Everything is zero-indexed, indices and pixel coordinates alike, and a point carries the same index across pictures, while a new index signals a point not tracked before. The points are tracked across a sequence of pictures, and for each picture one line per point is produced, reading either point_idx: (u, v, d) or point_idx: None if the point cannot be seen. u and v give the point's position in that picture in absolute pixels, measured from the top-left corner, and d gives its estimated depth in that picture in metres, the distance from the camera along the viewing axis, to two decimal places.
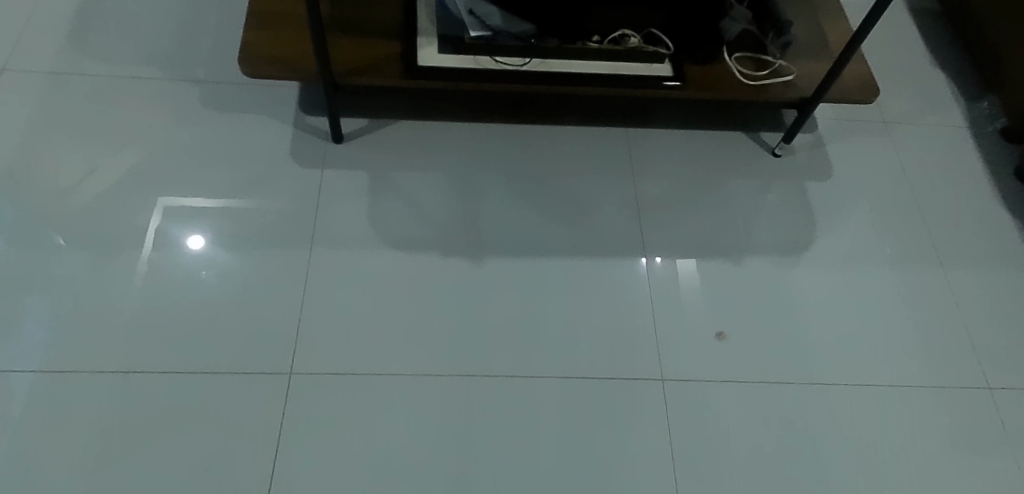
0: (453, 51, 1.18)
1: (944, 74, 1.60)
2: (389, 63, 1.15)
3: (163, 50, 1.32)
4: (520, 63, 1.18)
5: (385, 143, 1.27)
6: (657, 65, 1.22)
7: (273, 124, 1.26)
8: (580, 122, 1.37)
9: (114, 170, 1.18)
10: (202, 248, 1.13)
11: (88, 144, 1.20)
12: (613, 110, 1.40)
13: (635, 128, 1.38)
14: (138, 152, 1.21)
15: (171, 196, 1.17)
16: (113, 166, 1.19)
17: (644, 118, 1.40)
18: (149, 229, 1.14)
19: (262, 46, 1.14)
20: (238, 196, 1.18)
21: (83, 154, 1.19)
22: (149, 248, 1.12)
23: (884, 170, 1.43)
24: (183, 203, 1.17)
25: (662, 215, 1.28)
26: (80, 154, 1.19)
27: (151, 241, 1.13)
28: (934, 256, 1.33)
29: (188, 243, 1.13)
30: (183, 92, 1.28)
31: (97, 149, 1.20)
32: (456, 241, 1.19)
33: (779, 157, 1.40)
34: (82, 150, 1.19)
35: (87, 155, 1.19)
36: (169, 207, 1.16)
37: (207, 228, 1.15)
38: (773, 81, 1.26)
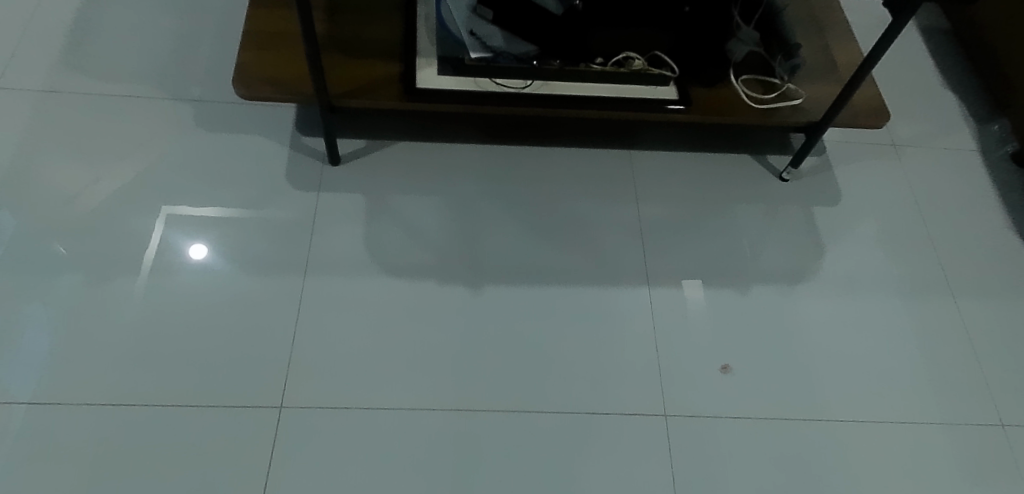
0: (453, 72, 1.15)
1: (954, 96, 1.57)
2: (388, 85, 1.13)
3: (157, 68, 1.29)
4: (521, 86, 1.16)
5: (383, 165, 1.25)
6: (663, 88, 1.20)
7: (268, 145, 1.24)
8: (568, 144, 1.34)
9: (119, 177, 1.17)
10: (205, 258, 1.12)
11: (86, 158, 1.18)
12: (598, 131, 1.37)
13: (620, 150, 1.35)
14: (141, 163, 1.19)
15: (174, 206, 1.16)
16: (115, 177, 1.17)
17: (629, 140, 1.37)
18: (152, 241, 1.12)
19: (258, 66, 1.11)
20: (240, 208, 1.17)
21: (88, 161, 1.18)
22: (150, 259, 1.10)
23: (893, 195, 1.39)
24: (184, 213, 1.15)
25: (665, 241, 1.25)
26: (80, 166, 1.17)
27: (152, 253, 1.11)
28: (945, 285, 1.29)
29: (190, 255, 1.11)
30: (178, 111, 1.25)
31: (95, 163, 1.18)
32: (453, 267, 1.16)
33: (786, 182, 1.36)
34: (86, 158, 1.18)
35: (92, 162, 1.18)
36: (171, 217, 1.15)
37: (204, 245, 1.13)
38: (780, 105, 1.23)
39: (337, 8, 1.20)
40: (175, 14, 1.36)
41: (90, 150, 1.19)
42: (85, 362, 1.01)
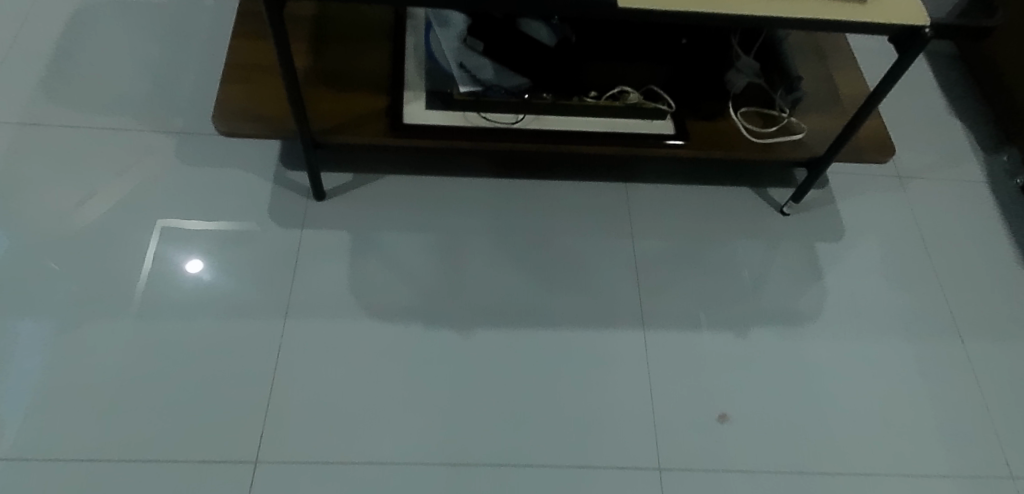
0: (441, 106, 1.12)
1: (962, 124, 1.52)
2: (373, 119, 1.09)
3: (139, 98, 1.26)
4: (512, 121, 1.13)
5: (371, 199, 1.21)
6: (659, 122, 1.16)
7: (251, 181, 1.20)
8: (567, 177, 1.29)
9: (115, 191, 1.17)
10: (200, 272, 1.11)
11: (76, 178, 1.17)
12: (598, 162, 1.32)
13: (623, 184, 1.31)
14: (131, 186, 1.17)
15: (171, 218, 1.15)
16: (110, 192, 1.16)
17: (630, 172, 1.32)
18: (147, 255, 1.11)
19: (240, 101, 1.08)
20: (235, 220, 1.16)
21: (84, 175, 1.18)
22: (148, 271, 1.10)
23: (898, 230, 1.35)
24: (181, 225, 1.15)
25: (662, 279, 1.21)
26: (71, 185, 1.16)
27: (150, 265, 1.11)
28: (953, 325, 1.25)
29: (186, 268, 1.11)
30: (160, 145, 1.22)
31: (88, 183, 1.17)
32: (441, 309, 1.12)
33: (787, 216, 1.32)
34: (82, 172, 1.18)
35: (87, 176, 1.17)
36: (168, 229, 1.14)
37: (200, 260, 1.12)
38: (781, 139, 1.19)
39: (324, 37, 1.16)
40: (160, 41, 1.33)
41: (82, 170, 1.18)
42: (56, 413, 0.97)
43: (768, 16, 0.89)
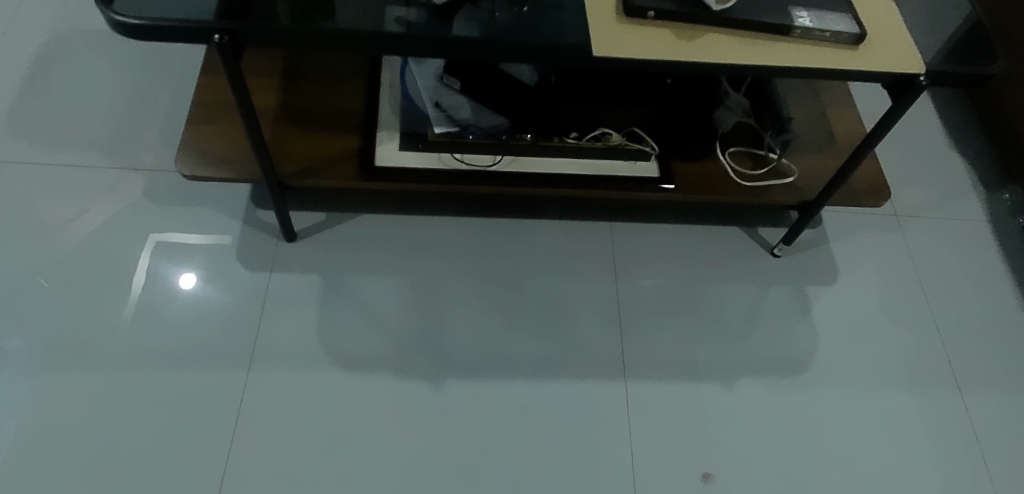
0: (415, 148, 1.07)
1: (963, 160, 1.47)
2: (345, 161, 1.05)
3: (107, 134, 1.22)
4: (489, 163, 1.08)
5: (345, 240, 1.16)
6: (643, 164, 1.11)
7: (220, 221, 1.16)
8: (567, 215, 1.25)
9: (104, 210, 1.15)
10: (193, 288, 1.09)
11: (68, 194, 1.16)
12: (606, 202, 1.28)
13: (634, 223, 1.27)
14: (103, 214, 1.14)
15: (163, 231, 1.14)
16: (100, 210, 1.15)
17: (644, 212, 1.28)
18: (139, 268, 1.10)
19: (206, 142, 1.04)
20: (228, 232, 1.15)
21: (75, 191, 1.16)
22: (139, 287, 1.08)
23: (894, 273, 1.29)
24: (173, 239, 1.13)
25: (646, 327, 1.16)
26: (63, 201, 1.15)
27: (141, 281, 1.09)
28: (951, 376, 1.19)
29: (179, 284, 1.09)
30: (128, 182, 1.18)
31: (79, 199, 1.15)
32: (414, 359, 1.07)
33: (778, 258, 1.27)
34: (72, 188, 1.16)
35: (78, 193, 1.16)
36: (160, 243, 1.13)
37: (193, 275, 1.11)
38: (771, 182, 1.14)
39: (297, 74, 1.12)
40: (132, 74, 1.29)
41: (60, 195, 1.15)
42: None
43: (753, 65, 0.85)
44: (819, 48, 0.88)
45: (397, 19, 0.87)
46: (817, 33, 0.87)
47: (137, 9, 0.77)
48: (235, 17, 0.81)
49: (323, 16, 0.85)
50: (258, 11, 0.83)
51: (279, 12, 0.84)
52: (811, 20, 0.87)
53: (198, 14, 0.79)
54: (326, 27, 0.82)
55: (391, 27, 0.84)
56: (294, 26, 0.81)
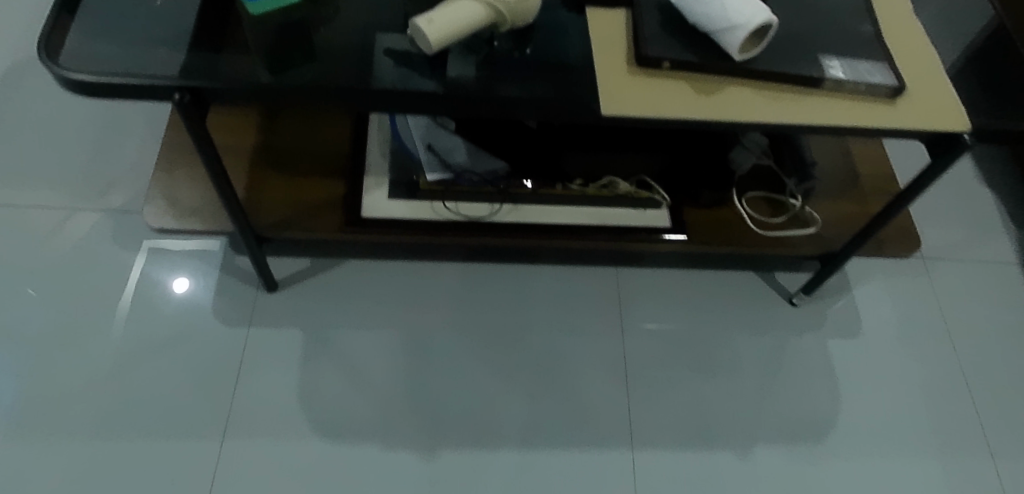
0: (406, 196, 0.98)
1: (994, 196, 1.38)
2: (329, 210, 0.97)
3: (76, 173, 1.13)
4: (486, 213, 0.99)
5: (330, 290, 1.08)
6: (653, 212, 1.03)
7: (195, 269, 1.07)
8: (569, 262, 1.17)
9: (95, 214, 1.10)
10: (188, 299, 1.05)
11: (56, 200, 1.11)
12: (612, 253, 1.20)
13: (642, 270, 1.18)
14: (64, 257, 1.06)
15: (157, 237, 1.09)
16: (90, 215, 1.10)
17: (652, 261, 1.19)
18: (132, 273, 1.06)
19: (176, 189, 0.95)
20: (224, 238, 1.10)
21: (63, 197, 1.11)
22: (132, 292, 1.04)
23: (919, 323, 1.21)
24: (166, 244, 1.09)
25: (655, 386, 1.08)
26: (51, 206, 1.10)
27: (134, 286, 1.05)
28: (983, 439, 1.11)
29: (174, 290, 1.05)
30: (96, 224, 1.09)
31: (68, 204, 1.10)
32: (404, 426, 0.99)
33: (796, 306, 1.18)
34: (59, 195, 1.11)
35: (66, 199, 1.11)
36: (153, 248, 1.08)
37: (188, 279, 1.07)
38: (792, 231, 1.04)
39: (277, 111, 1.03)
40: (103, 106, 1.21)
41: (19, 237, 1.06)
42: None
43: (781, 124, 0.76)
44: (854, 101, 0.78)
45: (385, 51, 0.79)
46: (852, 86, 0.78)
47: (92, 62, 0.69)
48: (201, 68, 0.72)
49: (303, 64, 0.77)
50: (226, 60, 0.74)
51: (252, 60, 0.75)
52: (844, 70, 0.78)
53: (159, 66, 0.71)
54: (304, 80, 0.74)
55: (381, 65, 0.77)
56: (270, 81, 0.73)
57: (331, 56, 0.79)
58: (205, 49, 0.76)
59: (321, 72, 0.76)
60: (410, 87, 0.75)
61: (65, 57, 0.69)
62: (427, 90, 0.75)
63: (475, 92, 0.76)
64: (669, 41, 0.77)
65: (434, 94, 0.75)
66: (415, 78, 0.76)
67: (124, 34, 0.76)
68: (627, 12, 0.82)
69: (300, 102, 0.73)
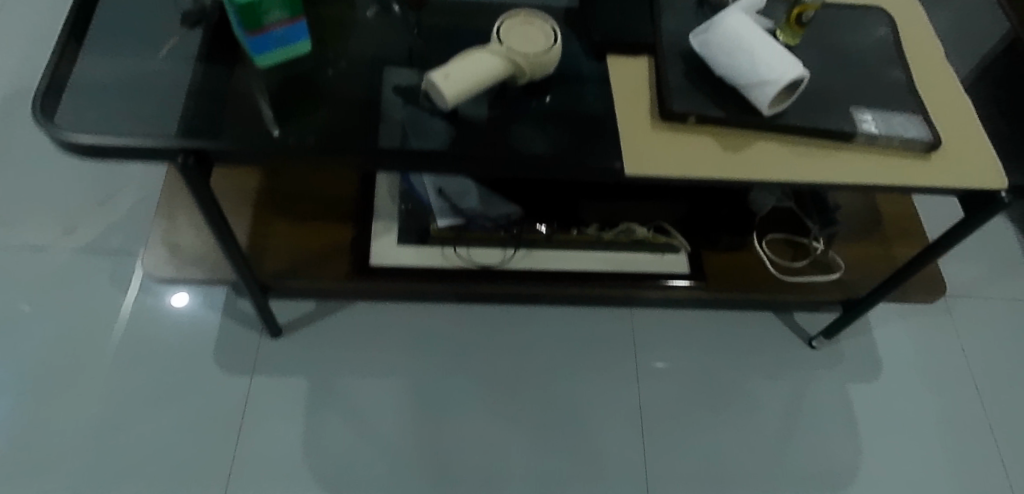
0: (415, 241, 0.95)
1: (1015, 229, 1.35)
2: (335, 257, 0.93)
3: (73, 212, 1.10)
4: (498, 260, 0.96)
5: (336, 336, 1.05)
6: (671, 256, 0.99)
7: (196, 312, 1.04)
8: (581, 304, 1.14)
9: (93, 226, 1.09)
10: (188, 320, 1.03)
11: (54, 214, 1.10)
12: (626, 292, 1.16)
13: (656, 312, 1.15)
14: (62, 303, 1.03)
15: None
16: (88, 226, 1.09)
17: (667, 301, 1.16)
18: (132, 284, 1.05)
19: (178, 234, 0.92)
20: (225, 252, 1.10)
21: (61, 210, 1.10)
22: (131, 302, 1.04)
23: (941, 366, 1.17)
24: None
25: (671, 436, 1.05)
26: (49, 219, 1.09)
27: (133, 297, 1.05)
28: (1010, 488, 1.08)
29: (172, 302, 1.04)
30: (94, 266, 1.06)
31: (66, 217, 1.10)
32: (413, 480, 0.96)
33: (815, 349, 1.15)
34: (57, 208, 1.10)
35: (64, 213, 1.10)
36: None
37: (187, 293, 1.06)
38: (815, 276, 1.00)
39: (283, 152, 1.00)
40: None
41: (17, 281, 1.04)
42: None
43: (813, 182, 0.72)
44: (887, 156, 0.75)
45: (393, 92, 0.78)
46: (885, 140, 0.74)
47: (87, 123, 0.66)
48: (202, 127, 0.69)
49: (311, 118, 0.74)
50: (229, 116, 0.71)
51: (257, 114, 0.71)
52: (877, 125, 0.74)
53: (158, 125, 0.68)
54: (313, 138, 0.71)
55: (391, 103, 0.76)
56: (276, 140, 0.69)
57: (340, 107, 0.75)
58: (207, 102, 0.72)
59: (330, 127, 0.73)
60: (424, 144, 0.72)
61: (58, 118, 0.65)
62: (441, 149, 0.71)
63: (492, 149, 0.73)
64: (695, 94, 0.74)
65: (449, 153, 0.71)
66: (428, 135, 0.73)
67: (123, 88, 0.73)
68: (649, 60, 0.78)
69: (308, 161, 0.70)
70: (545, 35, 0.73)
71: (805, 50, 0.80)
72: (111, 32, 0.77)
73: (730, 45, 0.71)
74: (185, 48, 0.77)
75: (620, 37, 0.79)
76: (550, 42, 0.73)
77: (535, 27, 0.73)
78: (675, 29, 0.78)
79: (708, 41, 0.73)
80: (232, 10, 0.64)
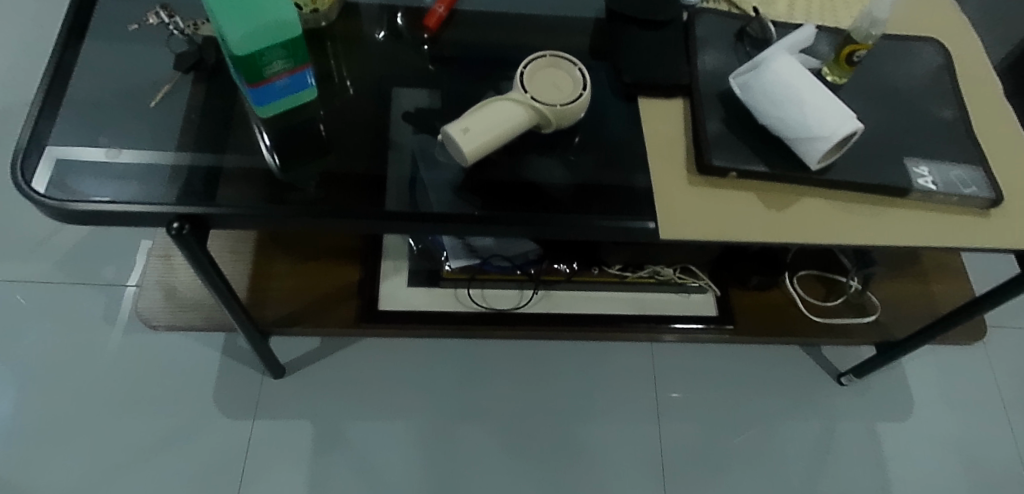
0: (427, 284, 0.90)
1: None
2: (342, 301, 0.88)
3: (62, 242, 1.05)
4: (515, 304, 0.90)
5: (341, 376, 1.00)
6: (698, 297, 0.94)
7: (193, 351, 0.98)
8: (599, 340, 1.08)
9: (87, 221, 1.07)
10: (185, 358, 0.98)
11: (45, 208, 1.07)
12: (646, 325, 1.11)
13: (678, 346, 1.09)
14: (50, 344, 0.97)
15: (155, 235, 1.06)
16: None
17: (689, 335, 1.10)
18: (134, 273, 1.03)
19: (174, 278, 0.86)
20: None
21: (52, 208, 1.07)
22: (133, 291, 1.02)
23: (982, 401, 1.10)
24: None
25: (693, 481, 1.00)
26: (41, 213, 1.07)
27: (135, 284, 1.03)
28: None
29: None
30: (86, 301, 1.01)
31: None
32: None
33: (843, 385, 1.09)
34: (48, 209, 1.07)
35: None
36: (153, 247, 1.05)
37: None
38: (848, 319, 0.95)
39: None
40: None
41: (1, 321, 0.98)
42: None
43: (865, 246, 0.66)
44: (946, 215, 0.69)
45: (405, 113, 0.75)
46: (942, 198, 0.68)
47: (72, 171, 0.62)
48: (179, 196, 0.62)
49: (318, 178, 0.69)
50: (230, 177, 0.66)
51: (260, 177, 0.67)
52: (934, 180, 0.68)
53: (133, 192, 0.62)
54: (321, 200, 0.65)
55: (399, 127, 0.75)
56: (279, 204, 0.64)
57: (348, 165, 0.71)
58: (207, 161, 0.67)
59: (339, 187, 0.68)
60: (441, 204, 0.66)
61: (50, 149, 0.63)
62: (458, 211, 0.66)
63: (515, 209, 0.66)
64: (738, 147, 0.67)
65: (468, 215, 0.65)
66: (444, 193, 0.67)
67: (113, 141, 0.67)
68: (685, 102, 0.72)
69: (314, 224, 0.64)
70: (573, 82, 0.67)
71: (853, 90, 0.73)
72: (95, 70, 0.70)
73: (775, 93, 0.65)
74: (179, 92, 0.71)
75: (654, 77, 0.72)
76: (578, 90, 0.66)
77: (562, 73, 0.67)
78: (712, 69, 0.72)
79: (750, 86, 0.67)
80: (231, 61, 0.59)
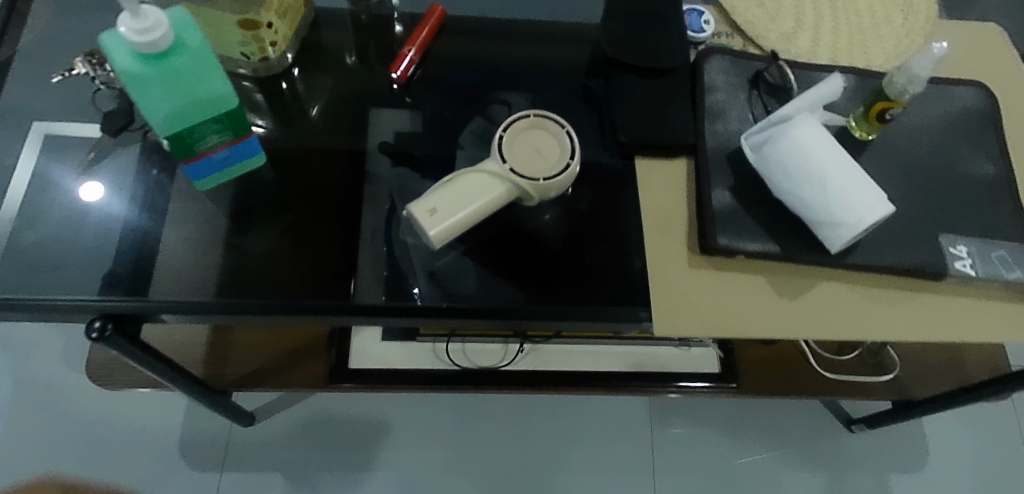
0: (401, 339, 0.82)
1: None
2: (311, 357, 0.81)
3: None
4: (497, 361, 0.83)
5: (314, 421, 0.96)
6: (699, 351, 0.86)
7: (156, 397, 0.93)
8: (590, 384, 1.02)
9: None
10: (149, 405, 0.93)
11: None
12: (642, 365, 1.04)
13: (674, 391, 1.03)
14: (3, 393, 0.92)
15: None
16: None
17: None
18: None
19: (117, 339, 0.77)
20: None
21: None
22: None
23: (1009, 455, 1.01)
24: None
25: None
26: None
27: None
28: None
29: None
30: (42, 341, 0.94)
31: None
32: None
33: (852, 431, 1.01)
34: None
35: None
36: None
37: None
38: (862, 375, 0.86)
39: None
40: None
41: None
42: None
43: (897, 338, 0.58)
44: (986, 301, 0.60)
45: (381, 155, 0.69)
46: (981, 283, 0.59)
47: (38, 167, 0.65)
48: (19, 295, 0.57)
49: (287, 261, 0.64)
50: (182, 268, 0.61)
51: (215, 263, 0.62)
52: (974, 262, 0.59)
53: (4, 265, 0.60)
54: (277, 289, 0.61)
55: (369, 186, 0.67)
56: (235, 300, 0.59)
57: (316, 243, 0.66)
58: (150, 252, 0.61)
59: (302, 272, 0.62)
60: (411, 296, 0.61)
61: (37, 123, 0.65)
62: (428, 304, 0.60)
63: (496, 301, 0.61)
64: (749, 224, 0.58)
65: (436, 307, 0.60)
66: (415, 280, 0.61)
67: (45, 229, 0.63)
68: (690, 162, 0.63)
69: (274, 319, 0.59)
70: (560, 147, 0.58)
71: (885, 150, 0.63)
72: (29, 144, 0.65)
73: (792, 166, 0.56)
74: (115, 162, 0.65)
75: (654, 133, 0.62)
76: (566, 159, 0.58)
77: (548, 136, 0.58)
78: (720, 127, 0.63)
79: (764, 153, 0.58)
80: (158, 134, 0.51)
